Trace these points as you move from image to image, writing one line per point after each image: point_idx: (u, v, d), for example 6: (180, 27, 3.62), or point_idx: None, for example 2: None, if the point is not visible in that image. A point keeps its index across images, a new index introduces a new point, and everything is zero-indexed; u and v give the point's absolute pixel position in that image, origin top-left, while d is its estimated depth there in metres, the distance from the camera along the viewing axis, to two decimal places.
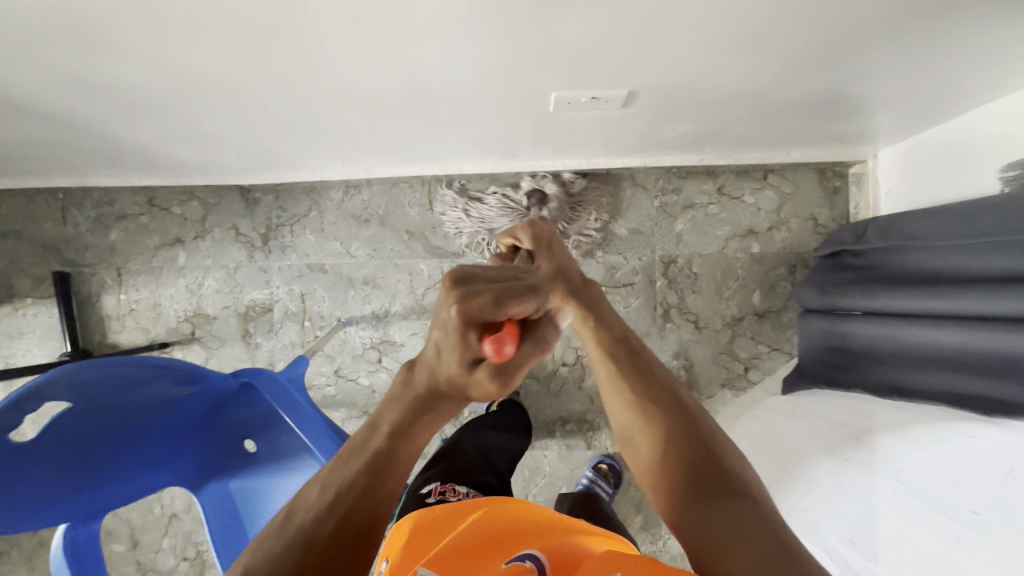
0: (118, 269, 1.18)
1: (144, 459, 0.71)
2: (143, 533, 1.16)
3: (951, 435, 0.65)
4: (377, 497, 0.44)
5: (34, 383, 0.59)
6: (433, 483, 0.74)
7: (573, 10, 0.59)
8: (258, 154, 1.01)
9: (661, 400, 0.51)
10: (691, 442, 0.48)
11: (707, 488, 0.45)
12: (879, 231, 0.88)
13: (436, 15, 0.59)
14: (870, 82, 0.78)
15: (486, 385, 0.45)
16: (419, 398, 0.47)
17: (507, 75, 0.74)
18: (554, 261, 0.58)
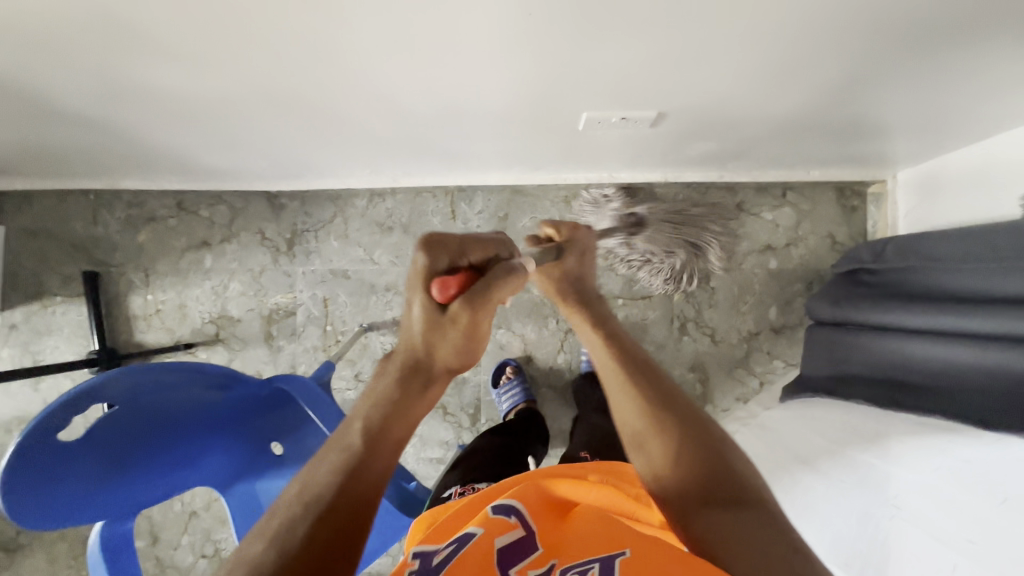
0: (145, 270, 1.21)
1: (179, 460, 0.73)
2: (162, 529, 1.18)
3: (946, 458, 0.64)
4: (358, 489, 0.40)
5: (86, 384, 0.61)
6: (455, 486, 0.76)
7: (600, 31, 0.61)
8: (288, 162, 1.04)
9: (673, 408, 0.52)
10: (704, 453, 0.48)
11: (719, 498, 0.45)
12: (898, 251, 0.89)
13: (478, 35, 0.62)
14: (893, 108, 0.80)
15: (456, 328, 0.46)
16: (402, 376, 0.46)
17: (536, 92, 0.76)
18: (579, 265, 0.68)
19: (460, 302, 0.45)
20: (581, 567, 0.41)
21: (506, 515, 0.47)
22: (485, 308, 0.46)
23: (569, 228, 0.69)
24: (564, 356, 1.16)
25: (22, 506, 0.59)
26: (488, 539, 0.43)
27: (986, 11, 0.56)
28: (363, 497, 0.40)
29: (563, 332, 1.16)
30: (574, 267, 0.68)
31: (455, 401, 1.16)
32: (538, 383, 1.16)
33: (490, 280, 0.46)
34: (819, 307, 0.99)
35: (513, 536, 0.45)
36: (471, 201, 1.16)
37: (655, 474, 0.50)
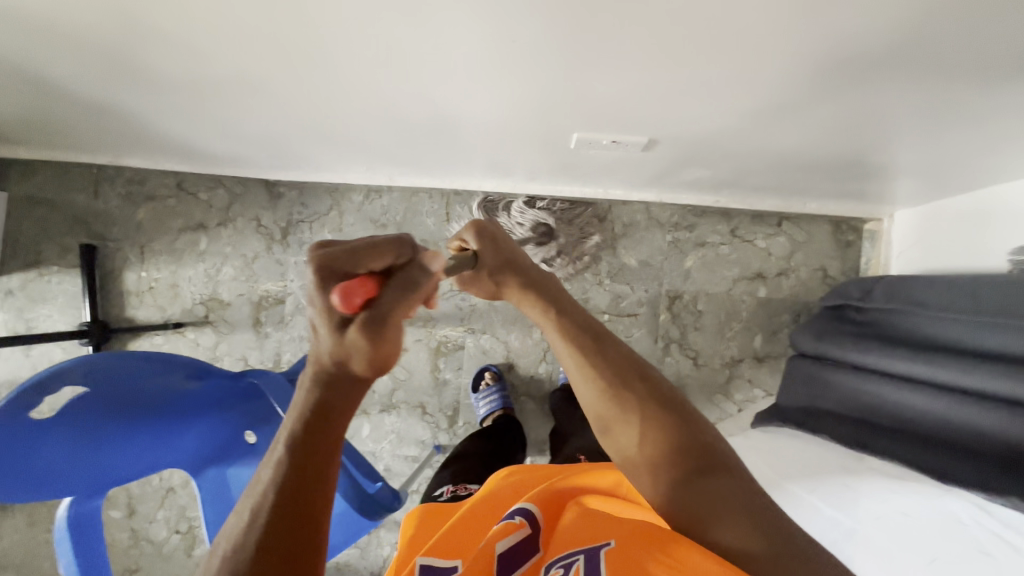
0: (142, 247, 1.22)
1: (149, 443, 0.74)
2: (139, 503, 1.20)
3: (885, 511, 0.63)
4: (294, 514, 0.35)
5: (57, 366, 0.62)
6: (447, 486, 0.79)
7: (592, 53, 0.61)
8: (286, 153, 1.04)
9: (631, 383, 0.49)
10: (669, 427, 0.48)
11: (688, 471, 0.46)
12: (886, 292, 0.88)
13: (471, 52, 0.63)
14: (889, 152, 0.80)
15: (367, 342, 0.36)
16: (319, 390, 0.37)
17: (530, 108, 0.77)
18: (502, 257, 0.53)
19: (364, 318, 0.35)
20: (567, 561, 0.44)
21: (510, 518, 0.49)
22: (395, 327, 0.37)
23: (469, 225, 0.52)
24: (545, 367, 1.17)
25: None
26: (488, 543, 0.46)
27: (972, 68, 0.57)
28: (303, 519, 0.35)
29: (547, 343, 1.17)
30: (495, 261, 0.52)
31: (435, 401, 1.17)
32: (519, 392, 1.17)
33: (397, 294, 0.37)
34: (801, 338, 0.98)
35: (517, 538, 0.47)
36: (467, 205, 1.17)
37: (625, 455, 0.49)
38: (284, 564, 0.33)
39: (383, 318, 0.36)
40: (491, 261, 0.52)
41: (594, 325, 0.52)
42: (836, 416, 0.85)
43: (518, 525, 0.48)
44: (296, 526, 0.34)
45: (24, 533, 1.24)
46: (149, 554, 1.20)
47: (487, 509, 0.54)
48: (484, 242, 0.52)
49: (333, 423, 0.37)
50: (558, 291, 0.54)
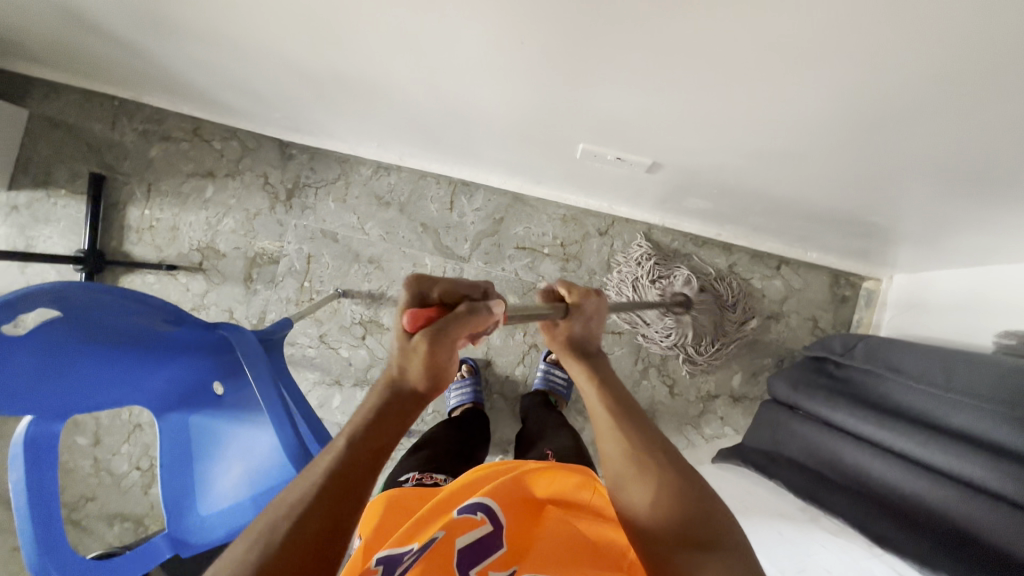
0: (149, 186, 1.24)
1: (116, 378, 0.76)
2: (107, 433, 1.23)
3: (808, 565, 0.62)
4: (336, 500, 0.41)
5: (30, 288, 0.62)
6: (412, 471, 0.75)
7: (603, 72, 0.62)
8: (299, 118, 1.05)
9: (653, 450, 0.50)
10: (680, 494, 0.46)
11: (692, 537, 0.43)
12: (867, 351, 0.86)
13: (485, 51, 0.64)
14: (890, 215, 0.79)
15: (419, 357, 0.46)
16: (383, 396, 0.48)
17: (540, 114, 0.78)
18: (583, 327, 0.62)
19: (422, 333, 0.46)
20: None
21: (471, 513, 0.48)
22: (448, 340, 0.46)
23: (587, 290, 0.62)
24: (522, 369, 1.17)
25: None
26: (449, 541, 0.46)
27: (971, 149, 0.57)
28: (342, 505, 0.41)
29: (528, 346, 1.17)
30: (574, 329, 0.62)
31: None
32: (492, 389, 1.17)
33: (456, 315, 0.47)
34: (777, 384, 0.98)
35: (477, 534, 0.48)
36: (471, 197, 1.17)
37: (631, 514, 0.48)
38: (314, 538, 0.39)
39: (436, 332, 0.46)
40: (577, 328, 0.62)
41: (633, 403, 0.56)
42: (797, 466, 0.84)
43: (480, 522, 0.48)
44: (330, 516, 0.40)
45: None
46: (107, 485, 1.23)
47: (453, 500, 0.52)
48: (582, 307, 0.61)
49: (383, 424, 0.46)
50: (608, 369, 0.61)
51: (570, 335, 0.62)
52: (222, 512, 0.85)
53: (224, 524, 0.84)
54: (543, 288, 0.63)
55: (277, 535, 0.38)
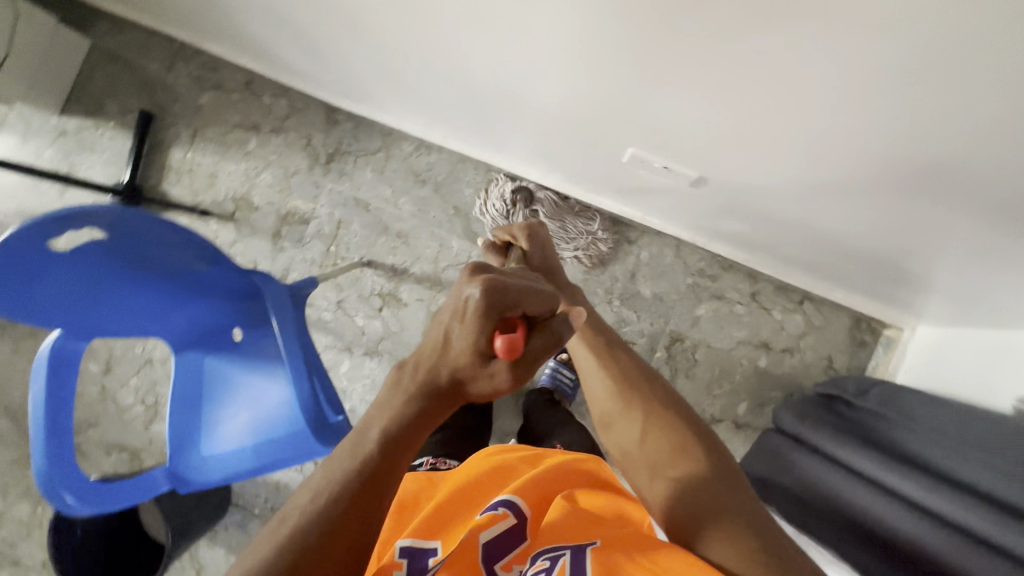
0: (194, 130, 1.27)
1: (143, 307, 0.79)
2: (119, 363, 1.26)
3: None
4: (371, 505, 0.40)
5: (84, 207, 0.64)
6: (425, 458, 0.79)
7: (666, 78, 0.62)
8: (351, 83, 1.07)
9: (637, 391, 0.57)
10: (667, 430, 0.53)
11: (679, 459, 0.51)
12: (881, 397, 0.87)
13: (552, 41, 0.65)
14: (925, 264, 0.79)
15: (500, 381, 0.39)
16: (425, 402, 0.41)
17: (593, 113, 0.78)
18: (547, 258, 0.72)
19: (503, 363, 0.38)
20: (553, 554, 0.44)
21: (492, 509, 0.48)
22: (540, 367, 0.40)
23: (521, 224, 0.72)
24: None
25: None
26: (471, 537, 0.45)
27: None
28: (373, 509, 0.40)
29: None
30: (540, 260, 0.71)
31: None
32: None
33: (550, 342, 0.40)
34: (782, 415, 0.96)
35: (501, 528, 0.46)
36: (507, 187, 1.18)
37: (625, 451, 0.56)
38: (351, 538, 0.39)
39: (527, 363, 0.38)
40: (536, 259, 0.71)
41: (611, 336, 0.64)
42: (794, 499, 0.83)
43: (502, 516, 0.47)
44: (361, 520, 0.39)
45: (8, 358, 1.30)
46: (111, 414, 1.25)
47: (468, 490, 0.52)
48: (530, 241, 0.71)
49: (416, 430, 0.41)
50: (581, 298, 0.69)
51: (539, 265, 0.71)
52: (222, 455, 0.85)
53: (221, 470, 0.84)
54: (484, 244, 0.75)
55: (309, 538, 0.38)
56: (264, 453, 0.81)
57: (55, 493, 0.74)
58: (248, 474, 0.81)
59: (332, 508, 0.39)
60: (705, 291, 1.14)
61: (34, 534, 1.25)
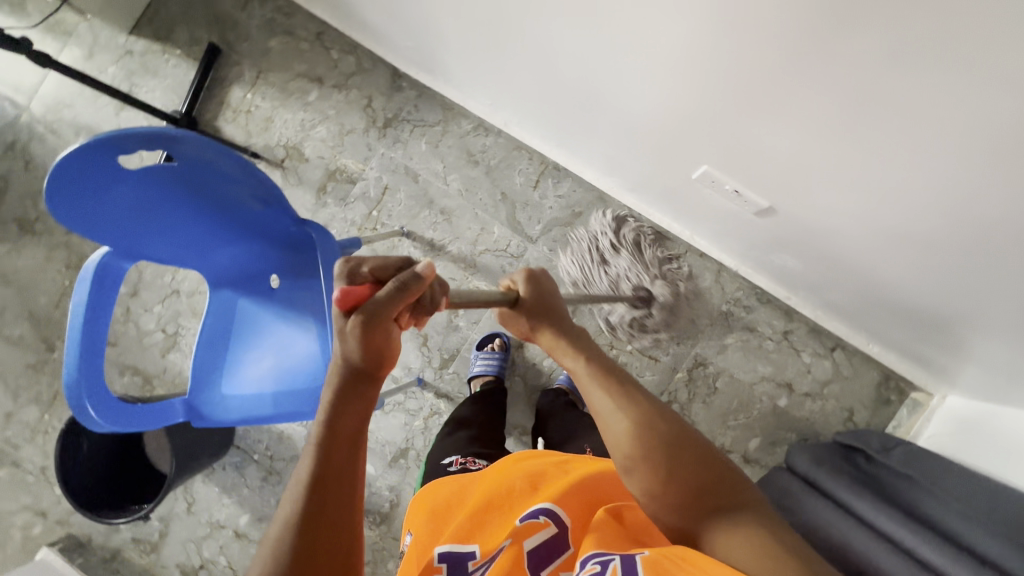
0: (258, 72, 1.27)
1: (191, 237, 0.80)
2: (146, 289, 1.27)
3: None
4: (327, 487, 0.40)
5: (168, 130, 0.64)
6: (455, 456, 0.81)
7: (772, 93, 0.61)
8: (428, 51, 1.07)
9: (653, 420, 0.49)
10: (693, 465, 0.46)
11: (719, 509, 0.44)
12: (905, 457, 0.86)
13: (663, 31, 0.64)
14: (977, 336, 0.77)
15: (352, 339, 0.43)
16: (339, 383, 0.44)
17: (676, 118, 0.77)
18: (540, 301, 0.61)
19: (357, 314, 0.43)
20: (601, 560, 0.42)
21: (533, 517, 0.48)
22: (382, 318, 0.44)
23: (523, 269, 0.63)
24: (550, 362, 1.17)
25: (59, 202, 0.66)
26: (515, 546, 0.46)
27: None
28: (335, 486, 0.40)
29: None
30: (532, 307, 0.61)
31: (438, 339, 1.20)
32: (515, 369, 1.18)
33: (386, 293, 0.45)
34: (797, 458, 0.94)
35: (543, 536, 0.47)
36: (558, 182, 1.17)
37: (648, 496, 0.47)
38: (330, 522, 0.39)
39: (363, 313, 0.43)
40: (531, 303, 0.61)
41: (613, 362, 0.56)
42: None
43: (543, 525, 0.48)
44: (328, 501, 0.40)
45: (40, 263, 1.32)
46: (130, 337, 1.27)
47: (501, 496, 0.53)
48: (528, 284, 0.62)
49: (346, 414, 0.43)
50: (578, 333, 0.59)
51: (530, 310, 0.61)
52: (243, 397, 0.86)
53: (241, 409, 0.85)
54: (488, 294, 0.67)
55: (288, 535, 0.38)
56: (285, 400, 0.82)
57: (81, 407, 0.74)
58: (266, 420, 0.81)
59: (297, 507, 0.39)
60: (737, 321, 1.13)
61: (38, 439, 1.27)
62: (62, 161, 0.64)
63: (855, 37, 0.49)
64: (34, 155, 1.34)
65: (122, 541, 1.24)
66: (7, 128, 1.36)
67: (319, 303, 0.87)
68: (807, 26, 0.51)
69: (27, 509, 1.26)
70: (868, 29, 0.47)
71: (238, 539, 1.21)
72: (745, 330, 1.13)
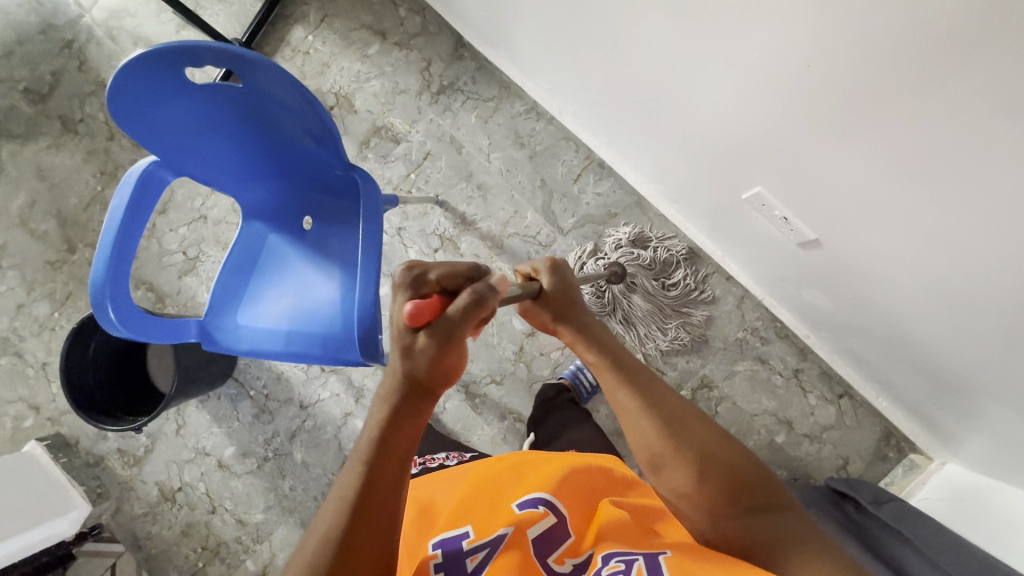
0: (323, 16, 1.26)
1: (238, 164, 0.80)
2: (174, 209, 1.28)
3: None
4: (374, 489, 0.44)
5: (244, 52, 0.64)
6: (415, 459, 0.84)
7: (846, 124, 0.60)
8: (499, 25, 1.07)
9: (680, 424, 0.53)
10: (723, 466, 0.51)
11: (748, 508, 0.49)
12: (896, 513, 0.86)
13: (742, 39, 0.64)
14: (991, 406, 0.77)
15: (425, 357, 0.45)
16: (399, 398, 0.46)
17: (745, 131, 0.75)
18: (562, 290, 0.64)
19: (432, 330, 0.44)
20: (625, 557, 0.49)
21: (533, 507, 0.53)
22: (458, 337, 0.45)
23: (546, 257, 0.66)
24: (557, 355, 1.16)
25: (120, 99, 0.67)
26: (518, 532, 0.51)
27: None
28: (380, 486, 0.45)
29: None
30: (554, 294, 0.64)
31: None
32: (521, 356, 1.18)
33: (459, 310, 0.45)
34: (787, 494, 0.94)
35: (544, 526, 0.52)
36: (600, 179, 1.16)
37: (678, 495, 0.52)
38: (376, 514, 0.44)
39: (438, 331, 0.44)
40: (555, 292, 0.64)
41: (633, 358, 0.60)
42: None
43: (543, 514, 0.52)
44: (375, 499, 0.44)
45: (76, 165, 1.33)
46: (151, 253, 1.28)
47: (491, 487, 0.58)
48: (552, 275, 0.64)
49: (401, 430, 0.46)
50: (599, 329, 0.62)
51: (553, 297, 0.64)
52: (256, 330, 0.86)
53: (252, 340, 0.85)
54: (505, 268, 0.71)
55: (337, 528, 0.43)
56: (296, 339, 0.83)
57: (101, 306, 0.75)
58: (276, 355, 0.82)
59: (346, 507, 0.44)
60: (750, 349, 1.12)
61: (44, 335, 1.29)
62: (134, 61, 0.65)
63: (941, 85, 0.48)
64: (90, 57, 1.35)
65: (107, 449, 1.26)
66: (66, 26, 1.36)
67: (347, 252, 0.86)
68: (895, 61, 0.50)
69: (21, 401, 1.27)
70: (950, 75, 0.46)
71: (220, 469, 1.23)
72: (756, 359, 1.12)
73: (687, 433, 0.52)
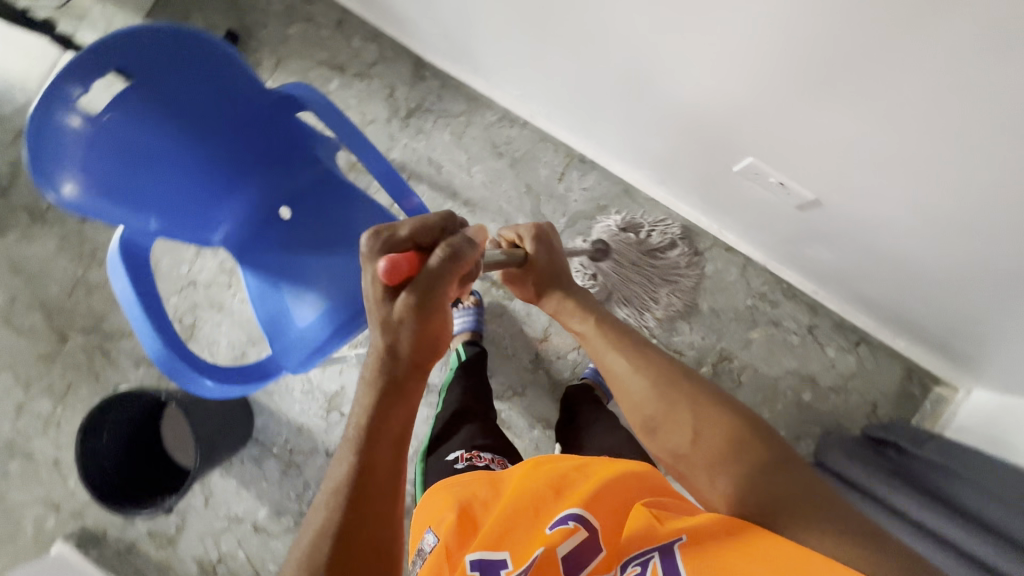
0: (277, 60, 1.25)
1: (200, 181, 0.79)
2: (161, 279, 1.26)
3: None
4: (362, 491, 0.42)
5: (119, 32, 0.65)
6: (459, 452, 0.80)
7: (865, 77, 0.56)
8: (458, 41, 1.06)
9: (671, 382, 0.56)
10: (718, 422, 0.51)
11: (746, 463, 0.48)
12: (939, 448, 0.86)
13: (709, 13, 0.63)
14: (1008, 328, 0.78)
15: (405, 326, 0.47)
16: (387, 377, 0.46)
17: (747, 107, 0.72)
18: (549, 257, 0.75)
19: (409, 289, 0.47)
20: (643, 559, 0.46)
21: (563, 523, 0.49)
22: (437, 291, 0.48)
23: (528, 226, 0.78)
24: (574, 354, 1.16)
25: (49, 170, 0.65)
26: (549, 554, 0.47)
27: None
28: (368, 493, 0.42)
29: None
30: (542, 265, 0.74)
31: None
32: (539, 362, 1.17)
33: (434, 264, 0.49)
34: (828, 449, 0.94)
35: (575, 541, 0.48)
36: (584, 174, 1.16)
37: (677, 454, 0.53)
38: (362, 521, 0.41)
39: (416, 289, 0.47)
40: (541, 260, 0.74)
41: (624, 330, 0.64)
42: None
43: (573, 530, 0.48)
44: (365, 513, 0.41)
45: (52, 253, 1.30)
46: None
47: (528, 499, 0.53)
48: (537, 241, 0.76)
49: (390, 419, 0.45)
50: (586, 299, 0.70)
51: (543, 266, 0.74)
52: (313, 324, 0.81)
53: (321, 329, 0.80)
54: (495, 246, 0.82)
55: (320, 541, 0.40)
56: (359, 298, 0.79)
57: (177, 371, 0.72)
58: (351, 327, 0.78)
59: (334, 519, 0.41)
60: (762, 314, 1.13)
61: (50, 432, 1.25)
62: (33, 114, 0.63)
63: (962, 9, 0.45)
64: None
65: (136, 535, 1.22)
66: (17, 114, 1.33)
67: (344, 205, 0.86)
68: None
69: (38, 502, 1.23)
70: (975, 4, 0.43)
71: (256, 532, 1.20)
72: (770, 322, 1.13)
73: (678, 389, 0.55)
